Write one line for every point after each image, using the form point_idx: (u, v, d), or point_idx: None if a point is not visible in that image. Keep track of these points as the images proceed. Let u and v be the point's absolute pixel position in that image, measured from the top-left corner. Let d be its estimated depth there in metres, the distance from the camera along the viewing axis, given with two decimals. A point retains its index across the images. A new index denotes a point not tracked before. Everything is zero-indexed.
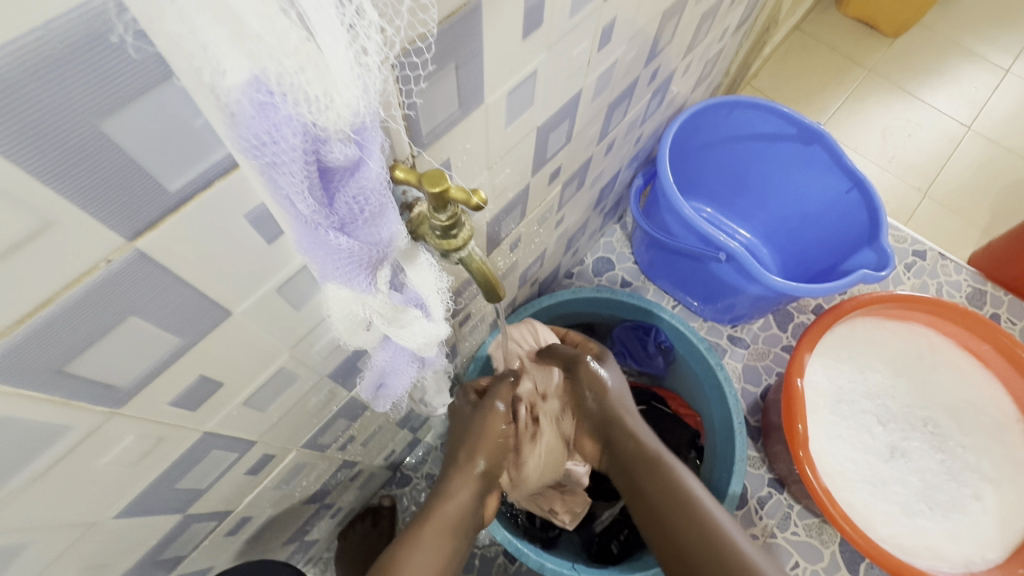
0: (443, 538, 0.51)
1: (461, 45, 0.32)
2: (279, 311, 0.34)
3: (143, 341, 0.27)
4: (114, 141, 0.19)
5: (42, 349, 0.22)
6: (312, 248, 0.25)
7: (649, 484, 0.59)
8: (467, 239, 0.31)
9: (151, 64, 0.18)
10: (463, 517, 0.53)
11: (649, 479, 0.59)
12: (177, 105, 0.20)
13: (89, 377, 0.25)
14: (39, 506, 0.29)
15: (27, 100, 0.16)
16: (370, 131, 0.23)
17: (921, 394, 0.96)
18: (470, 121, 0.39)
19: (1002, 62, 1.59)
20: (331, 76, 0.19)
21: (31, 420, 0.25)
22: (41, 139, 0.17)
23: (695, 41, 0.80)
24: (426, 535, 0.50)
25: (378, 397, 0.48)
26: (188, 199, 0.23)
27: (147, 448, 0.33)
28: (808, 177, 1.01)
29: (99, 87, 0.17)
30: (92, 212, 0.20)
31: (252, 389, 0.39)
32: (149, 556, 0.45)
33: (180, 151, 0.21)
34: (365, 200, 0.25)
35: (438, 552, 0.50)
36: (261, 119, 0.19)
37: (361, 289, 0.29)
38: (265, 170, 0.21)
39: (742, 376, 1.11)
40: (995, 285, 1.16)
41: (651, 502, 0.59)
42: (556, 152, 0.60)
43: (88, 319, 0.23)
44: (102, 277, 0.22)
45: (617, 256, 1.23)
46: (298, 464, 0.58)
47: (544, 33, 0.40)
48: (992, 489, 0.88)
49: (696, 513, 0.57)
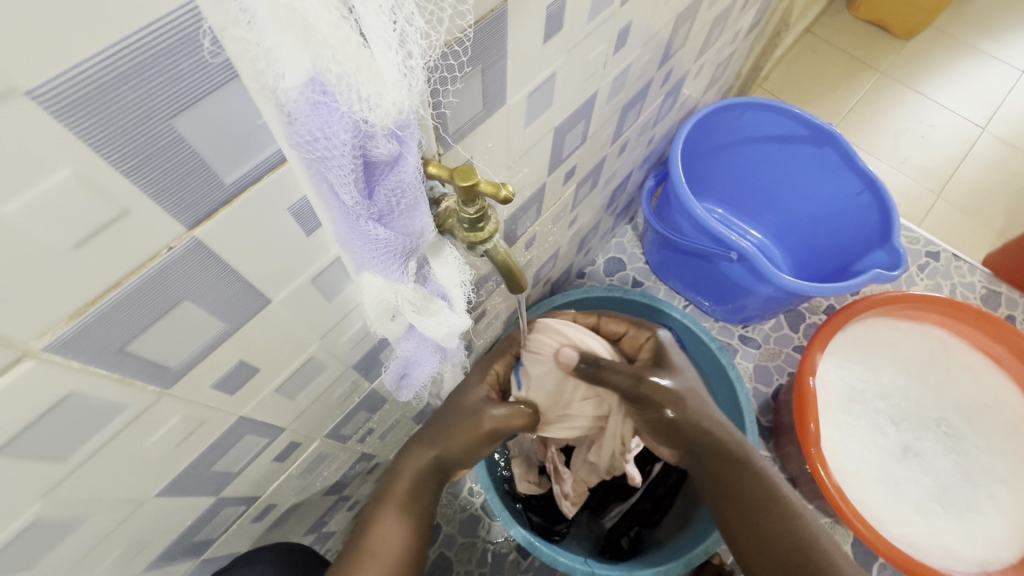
0: (408, 502, 0.52)
1: (488, 49, 0.34)
2: (313, 301, 0.36)
3: (194, 325, 0.29)
4: (183, 136, 0.21)
5: (110, 328, 0.24)
6: (352, 237, 0.28)
7: (743, 494, 0.56)
8: (493, 232, 0.33)
9: (221, 69, 0.20)
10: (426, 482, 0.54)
11: (743, 485, 0.56)
12: (239, 104, 0.22)
13: (146, 357, 0.28)
14: (94, 480, 0.31)
15: (117, 98, 0.18)
16: (411, 128, 0.24)
17: (934, 395, 0.96)
18: (492, 121, 0.40)
19: (1017, 63, 1.59)
20: (383, 78, 0.21)
21: (94, 397, 0.27)
22: (123, 135, 0.19)
23: (707, 44, 0.81)
24: (393, 498, 0.52)
25: (400, 387, 0.49)
26: (240, 191, 0.25)
27: (190, 429, 0.35)
28: (821, 178, 1.01)
29: (177, 89, 0.19)
30: (159, 202, 0.22)
31: (285, 376, 0.41)
32: (184, 537, 0.47)
33: (237, 146, 0.23)
34: (401, 193, 0.27)
35: (403, 518, 0.51)
36: (315, 116, 0.21)
37: (394, 278, 0.31)
38: (314, 163, 0.23)
39: (754, 376, 1.12)
40: (1009, 286, 1.16)
41: (744, 510, 0.56)
42: (571, 152, 0.62)
43: (149, 301, 0.25)
44: (163, 263, 0.24)
45: (628, 256, 1.24)
46: (320, 454, 0.60)
47: (564, 37, 0.41)
48: (1007, 491, 0.88)
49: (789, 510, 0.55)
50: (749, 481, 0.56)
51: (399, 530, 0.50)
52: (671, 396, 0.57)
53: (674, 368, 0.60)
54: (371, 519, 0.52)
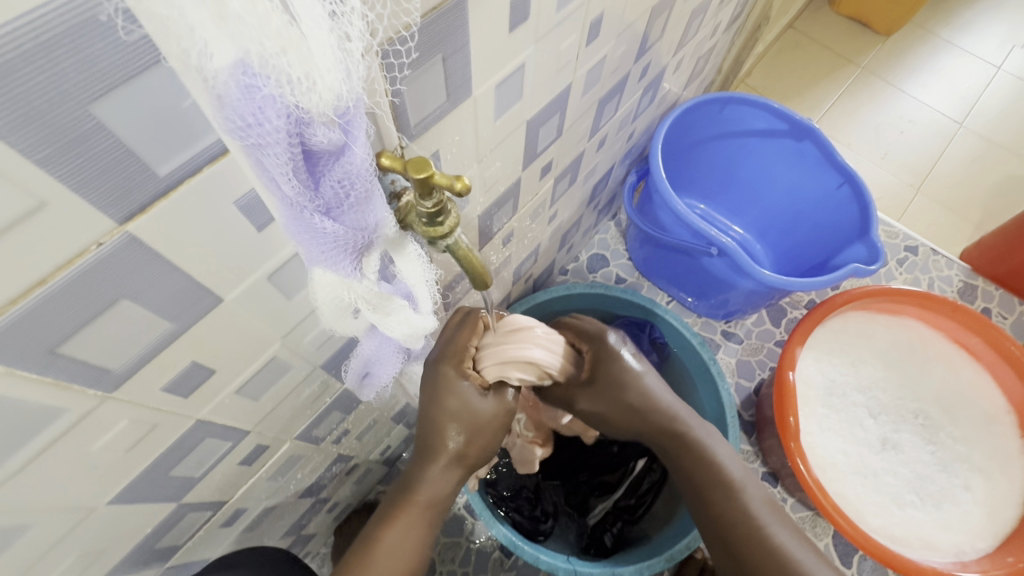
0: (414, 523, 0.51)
1: (448, 37, 0.32)
2: (269, 299, 0.35)
3: (137, 323, 0.27)
4: (104, 124, 0.20)
5: (38, 328, 0.23)
6: (299, 233, 0.26)
7: (682, 459, 0.59)
8: (454, 227, 0.31)
9: (139, 48, 0.19)
10: (444, 496, 0.53)
11: (685, 466, 0.59)
12: (167, 88, 0.20)
13: (81, 359, 0.26)
14: (35, 488, 0.30)
15: (21, 81, 0.17)
16: (354, 116, 0.24)
17: (911, 387, 0.97)
18: (459, 113, 0.39)
19: (993, 59, 1.61)
20: (313, 60, 0.20)
21: (26, 401, 0.25)
22: (34, 120, 0.18)
23: (686, 37, 0.81)
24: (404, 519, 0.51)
25: (363, 386, 0.48)
26: (176, 185, 0.24)
27: (141, 434, 0.34)
28: (800, 173, 1.02)
29: (91, 71, 0.18)
30: (83, 195, 0.21)
31: (245, 378, 0.39)
32: (146, 544, 0.46)
33: (171, 136, 0.22)
34: (350, 184, 0.26)
35: (411, 537, 0.51)
36: (247, 100, 0.20)
37: (346, 274, 0.30)
38: (251, 151, 0.22)
39: (736, 370, 1.12)
40: (986, 280, 1.17)
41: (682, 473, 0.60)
42: (547, 146, 0.61)
43: (79, 301, 0.24)
44: (94, 259, 0.23)
45: (612, 253, 1.24)
46: (292, 456, 0.58)
47: (531, 27, 0.40)
48: (982, 480, 0.89)
49: (717, 471, 0.58)
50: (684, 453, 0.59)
51: (404, 547, 0.50)
52: (594, 406, 0.59)
53: (609, 382, 0.57)
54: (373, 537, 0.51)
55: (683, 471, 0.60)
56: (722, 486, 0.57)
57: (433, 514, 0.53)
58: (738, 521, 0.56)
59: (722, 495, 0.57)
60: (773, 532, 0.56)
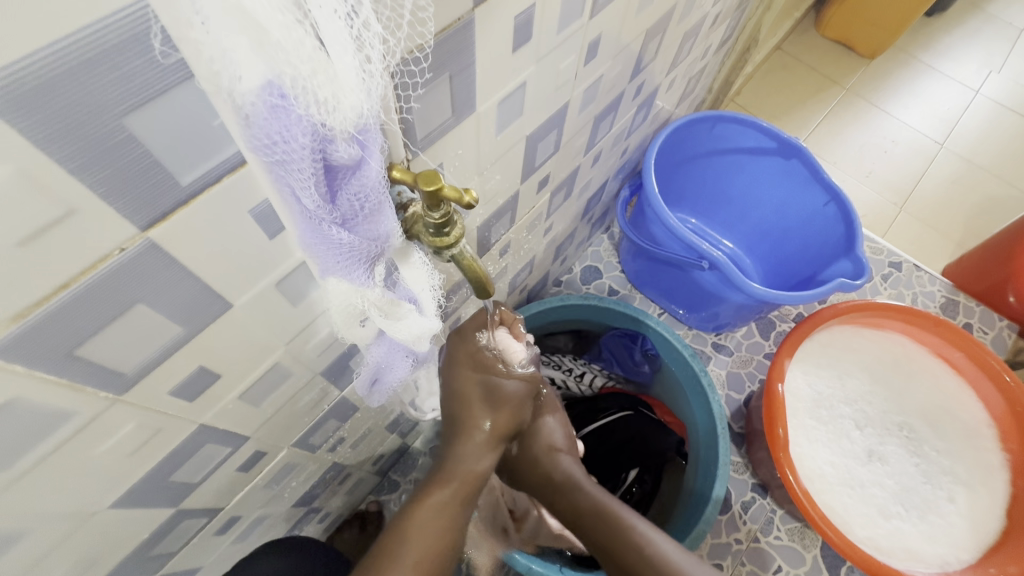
0: (448, 507, 0.50)
1: (456, 57, 0.34)
2: (277, 306, 0.36)
3: (151, 328, 0.28)
4: (136, 136, 0.21)
5: (55, 332, 0.24)
6: (315, 242, 0.28)
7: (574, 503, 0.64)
8: (459, 237, 0.33)
9: (173, 66, 0.20)
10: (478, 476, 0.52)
11: (569, 515, 0.65)
12: (195, 103, 0.22)
13: (96, 362, 0.27)
14: (41, 490, 0.30)
15: (61, 95, 0.18)
16: (371, 132, 0.25)
17: (896, 400, 0.99)
18: (462, 128, 0.41)
19: (972, 83, 1.67)
20: (339, 81, 0.22)
21: (42, 403, 0.26)
22: (70, 132, 0.19)
23: (678, 58, 0.84)
24: (436, 498, 0.49)
25: (372, 392, 0.50)
26: (196, 195, 0.25)
27: (146, 438, 0.34)
28: (789, 191, 1.05)
29: (125, 86, 0.19)
30: (110, 203, 0.22)
31: (248, 383, 0.40)
32: (142, 551, 0.45)
33: (195, 147, 0.23)
34: (365, 198, 0.27)
35: (438, 525, 0.48)
36: (274, 120, 0.21)
37: (360, 283, 0.31)
38: (275, 167, 0.23)
39: (727, 383, 1.14)
40: (967, 296, 1.20)
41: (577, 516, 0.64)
42: (545, 160, 0.63)
43: (97, 305, 0.25)
44: (115, 264, 0.24)
45: (604, 265, 1.25)
46: (288, 464, 0.58)
47: (534, 47, 0.42)
48: (965, 493, 0.91)
49: (602, 506, 0.63)
50: (581, 499, 0.64)
51: (432, 535, 0.47)
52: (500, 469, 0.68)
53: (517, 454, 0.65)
54: (400, 520, 0.48)
55: (575, 510, 0.64)
56: (603, 520, 0.62)
57: (448, 557, 0.48)
58: (615, 544, 0.60)
59: (604, 527, 0.61)
60: (662, 549, 0.59)
